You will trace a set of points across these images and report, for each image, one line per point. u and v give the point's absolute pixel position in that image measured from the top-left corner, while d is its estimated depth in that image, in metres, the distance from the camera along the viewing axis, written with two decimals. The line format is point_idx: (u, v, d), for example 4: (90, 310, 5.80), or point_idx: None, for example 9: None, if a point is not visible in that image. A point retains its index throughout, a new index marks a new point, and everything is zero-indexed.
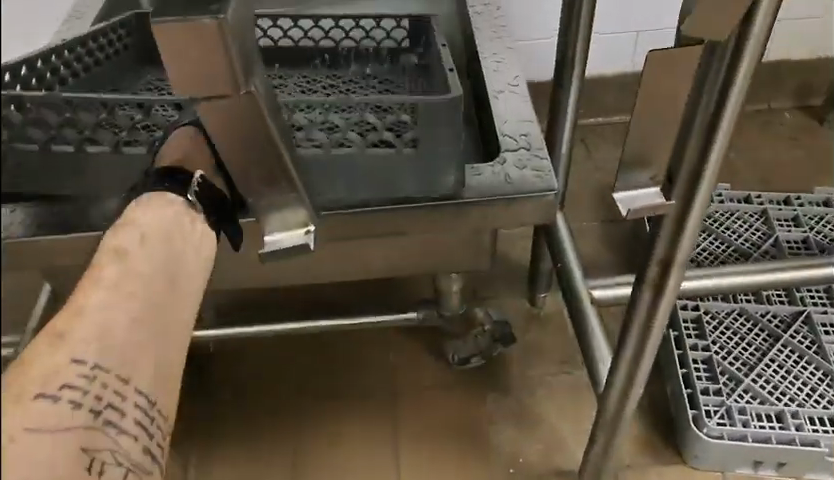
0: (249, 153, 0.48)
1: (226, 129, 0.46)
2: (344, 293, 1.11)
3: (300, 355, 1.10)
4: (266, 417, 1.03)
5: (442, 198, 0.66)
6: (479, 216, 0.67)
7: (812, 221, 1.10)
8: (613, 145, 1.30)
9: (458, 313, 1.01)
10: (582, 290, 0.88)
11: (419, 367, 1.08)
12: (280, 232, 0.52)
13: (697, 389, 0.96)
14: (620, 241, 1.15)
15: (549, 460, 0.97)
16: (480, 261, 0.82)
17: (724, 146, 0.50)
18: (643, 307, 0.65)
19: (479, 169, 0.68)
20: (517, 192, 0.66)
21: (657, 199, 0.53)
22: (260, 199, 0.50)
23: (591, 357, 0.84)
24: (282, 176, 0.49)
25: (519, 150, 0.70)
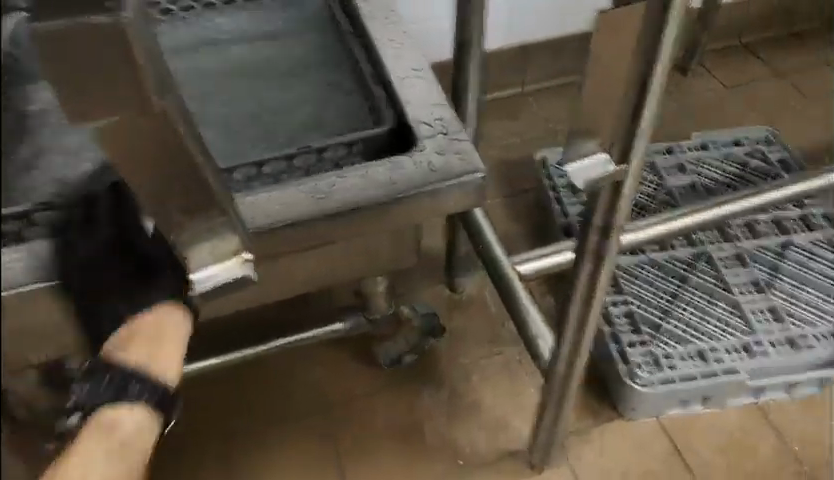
0: (163, 180, 0.42)
1: (131, 155, 0.40)
2: (275, 310, 1.05)
3: (217, 390, 1.00)
4: (193, 466, 0.94)
5: (368, 198, 0.61)
6: (408, 211, 0.62)
7: (695, 166, 1.18)
8: (502, 120, 1.31)
9: (385, 314, 0.97)
10: (509, 268, 0.85)
11: (348, 375, 1.02)
12: (213, 265, 0.47)
13: (625, 344, 0.98)
14: (526, 214, 1.16)
15: (495, 443, 0.95)
16: (406, 258, 0.78)
17: (658, 103, 0.49)
18: (584, 276, 0.64)
19: (400, 161, 0.63)
20: (443, 180, 0.62)
21: (608, 165, 0.52)
22: (183, 231, 0.45)
23: (529, 335, 0.82)
24: (205, 201, 0.44)
25: (438, 135, 0.66)
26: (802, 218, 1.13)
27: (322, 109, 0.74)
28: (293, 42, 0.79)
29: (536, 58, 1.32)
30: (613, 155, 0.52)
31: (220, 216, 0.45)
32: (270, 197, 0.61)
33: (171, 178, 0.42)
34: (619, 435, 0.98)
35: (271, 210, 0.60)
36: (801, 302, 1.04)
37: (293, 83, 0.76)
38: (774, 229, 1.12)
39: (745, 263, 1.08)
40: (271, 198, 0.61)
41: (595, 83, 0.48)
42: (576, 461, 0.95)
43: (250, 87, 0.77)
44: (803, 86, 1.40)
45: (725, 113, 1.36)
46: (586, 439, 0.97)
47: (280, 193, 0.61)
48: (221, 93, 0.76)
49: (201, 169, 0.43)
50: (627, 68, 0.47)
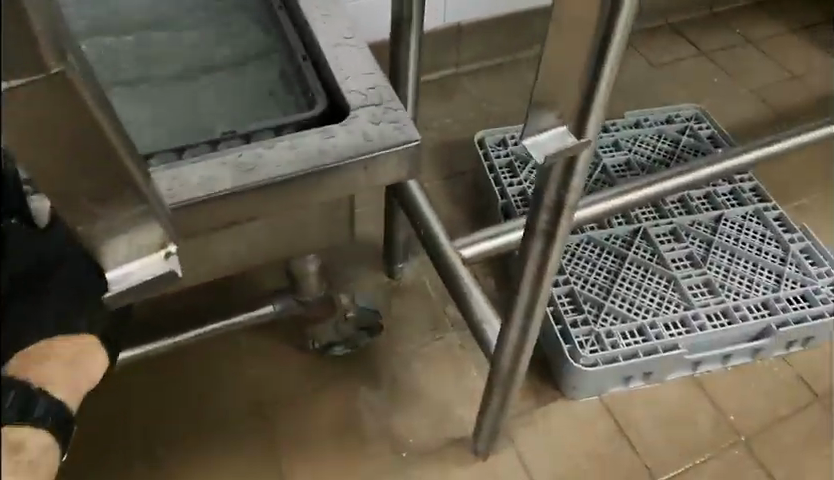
0: (82, 168, 0.36)
1: (37, 130, 0.34)
2: (202, 297, 0.98)
3: (141, 384, 0.94)
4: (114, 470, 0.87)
5: (297, 169, 0.55)
6: (344, 182, 0.57)
7: (630, 144, 1.19)
8: (439, 101, 1.27)
9: (318, 295, 0.92)
10: (449, 250, 0.82)
11: (284, 364, 0.97)
12: (129, 263, 0.41)
13: (567, 323, 0.97)
14: (465, 196, 1.14)
15: (439, 431, 0.93)
16: (340, 238, 0.73)
17: (619, 66, 0.45)
18: (533, 258, 0.61)
19: (330, 129, 0.58)
20: (380, 149, 0.56)
21: (568, 138, 0.49)
22: (94, 225, 0.39)
23: (474, 322, 0.78)
24: (125, 188, 0.38)
25: (370, 106, 0.60)
26: (731, 192, 1.17)
27: (257, 92, 0.67)
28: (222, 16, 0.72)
29: (472, 38, 1.29)
30: (572, 127, 0.48)
31: (141, 205, 0.40)
32: (191, 168, 0.55)
33: (86, 162, 0.36)
34: (562, 414, 0.97)
35: (190, 184, 0.54)
36: (734, 275, 1.05)
37: (219, 59, 0.69)
38: (705, 205, 1.14)
39: (680, 238, 1.09)
40: (192, 169, 0.55)
41: (555, 46, 0.44)
42: (520, 444, 0.94)
43: (172, 65, 0.68)
44: (729, 65, 1.43)
45: (657, 92, 1.37)
46: (529, 421, 0.96)
47: (204, 163, 0.55)
48: (135, 67, 0.68)
49: (122, 149, 0.37)
50: (589, 34, 0.43)
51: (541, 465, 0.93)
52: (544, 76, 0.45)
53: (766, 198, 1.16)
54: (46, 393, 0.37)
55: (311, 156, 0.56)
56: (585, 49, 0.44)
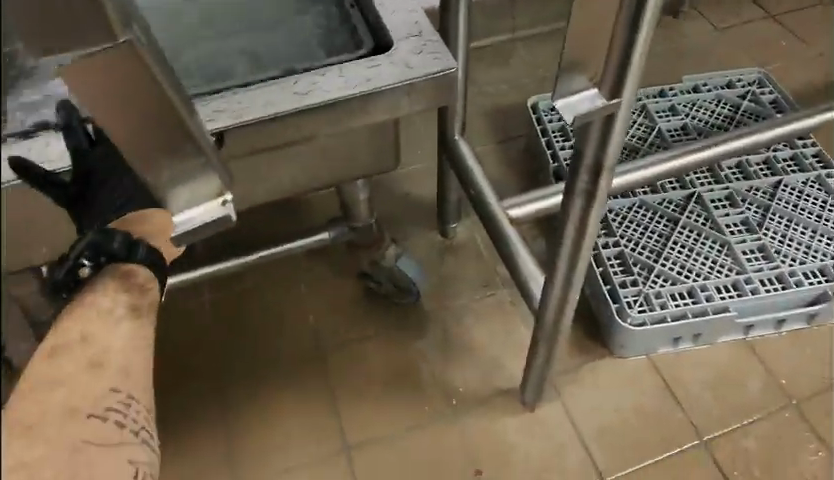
0: (142, 120, 0.39)
1: (101, 88, 0.36)
2: (254, 231, 1.02)
3: (205, 317, 1.01)
4: (178, 396, 0.93)
5: (347, 92, 0.61)
6: (391, 103, 0.63)
7: (688, 108, 1.19)
8: (492, 68, 1.29)
9: (369, 223, 0.94)
10: (497, 210, 0.85)
11: (336, 308, 1.02)
12: (190, 209, 0.43)
13: (616, 284, 0.99)
14: (518, 159, 1.17)
15: (489, 383, 0.97)
16: (384, 164, 0.75)
17: (651, 30, 0.48)
18: (575, 213, 0.64)
19: (374, 60, 0.64)
20: (422, 76, 0.62)
21: (597, 100, 0.51)
22: (159, 173, 0.42)
23: (521, 278, 0.81)
24: (182, 141, 0.41)
25: (411, 38, 0.66)
26: (793, 158, 1.15)
27: (309, 41, 0.74)
28: None
29: (527, 3, 1.30)
30: (603, 90, 0.51)
31: (200, 157, 0.42)
32: (245, 93, 0.59)
33: (152, 115, 0.39)
34: (608, 371, 1.00)
35: (240, 108, 0.58)
36: (791, 241, 1.04)
37: (273, 21, 0.76)
38: (764, 171, 1.13)
39: (736, 204, 1.08)
40: (249, 92, 0.60)
41: (589, 11, 0.46)
42: (566, 398, 0.98)
43: (229, 28, 0.76)
44: (799, 30, 1.39)
45: (717, 56, 1.35)
46: (576, 377, 1.00)
47: (261, 88, 0.60)
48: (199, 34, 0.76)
49: (178, 105, 0.40)
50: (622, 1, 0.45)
51: (587, 419, 0.96)
52: (577, 39, 0.48)
53: (829, 165, 1.13)
54: (145, 242, 0.58)
55: (359, 82, 0.62)
56: (618, 17, 0.46)
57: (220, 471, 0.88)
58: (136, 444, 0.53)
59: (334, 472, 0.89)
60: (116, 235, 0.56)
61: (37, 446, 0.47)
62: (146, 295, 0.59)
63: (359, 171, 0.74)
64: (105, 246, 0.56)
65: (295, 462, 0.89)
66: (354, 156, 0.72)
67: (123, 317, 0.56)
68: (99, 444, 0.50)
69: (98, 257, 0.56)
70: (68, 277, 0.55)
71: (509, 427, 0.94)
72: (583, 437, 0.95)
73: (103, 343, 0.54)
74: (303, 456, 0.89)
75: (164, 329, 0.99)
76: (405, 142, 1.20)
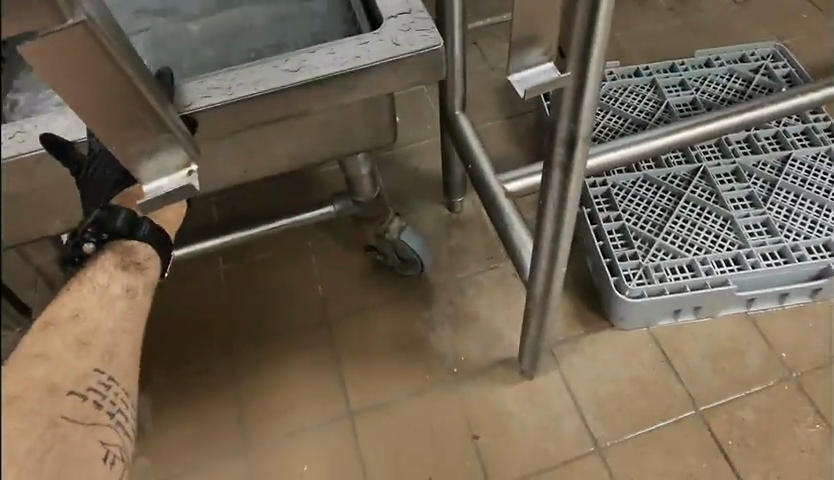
0: (107, 100, 0.43)
1: (67, 68, 0.40)
2: (265, 205, 1.06)
3: (218, 286, 1.06)
4: (192, 362, 0.99)
5: (335, 69, 0.65)
6: (379, 81, 0.66)
7: (697, 83, 1.18)
8: (503, 44, 1.31)
9: (372, 198, 0.96)
10: (494, 184, 0.88)
11: (342, 278, 1.06)
12: (162, 178, 0.48)
13: (615, 257, 1.01)
14: (525, 134, 1.19)
15: (490, 353, 0.98)
16: (381, 138, 0.80)
17: (610, 16, 0.49)
18: (555, 189, 0.67)
19: (365, 38, 0.67)
20: (409, 52, 0.66)
21: (553, 74, 0.54)
22: (128, 149, 0.45)
23: (514, 248, 0.84)
24: (142, 115, 0.45)
25: (401, 15, 0.69)
26: (803, 132, 1.14)
27: (307, 27, 0.79)
28: None
29: None
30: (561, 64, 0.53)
31: (164, 133, 0.46)
32: (236, 74, 0.64)
33: (120, 95, 0.43)
34: (607, 343, 1.01)
35: (233, 86, 0.63)
36: (797, 216, 1.04)
37: (273, 9, 0.81)
38: (773, 145, 1.13)
39: (742, 179, 1.09)
40: (241, 73, 0.64)
41: None
42: (566, 369, 0.99)
43: (230, 16, 0.81)
44: (821, 1, 1.36)
45: (735, 30, 1.33)
46: (576, 347, 1.01)
47: (253, 69, 0.64)
48: (203, 23, 0.82)
49: (139, 82, 0.43)
50: None
51: (586, 390, 0.97)
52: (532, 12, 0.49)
53: None
54: (148, 220, 0.66)
55: (349, 60, 0.65)
56: None
57: (232, 435, 0.93)
58: (109, 426, 0.59)
59: (337, 435, 0.92)
60: (120, 213, 0.64)
61: (18, 418, 0.53)
62: (143, 272, 0.66)
63: (354, 146, 0.78)
64: (109, 222, 0.63)
65: (298, 426, 0.93)
66: (349, 130, 0.76)
67: (118, 295, 0.64)
68: (76, 421, 0.57)
69: (103, 234, 0.63)
70: (75, 250, 0.64)
71: (507, 395, 0.95)
72: (581, 408, 0.95)
73: (93, 322, 0.61)
74: (308, 421, 0.93)
75: (179, 297, 1.05)
76: (414, 120, 1.24)
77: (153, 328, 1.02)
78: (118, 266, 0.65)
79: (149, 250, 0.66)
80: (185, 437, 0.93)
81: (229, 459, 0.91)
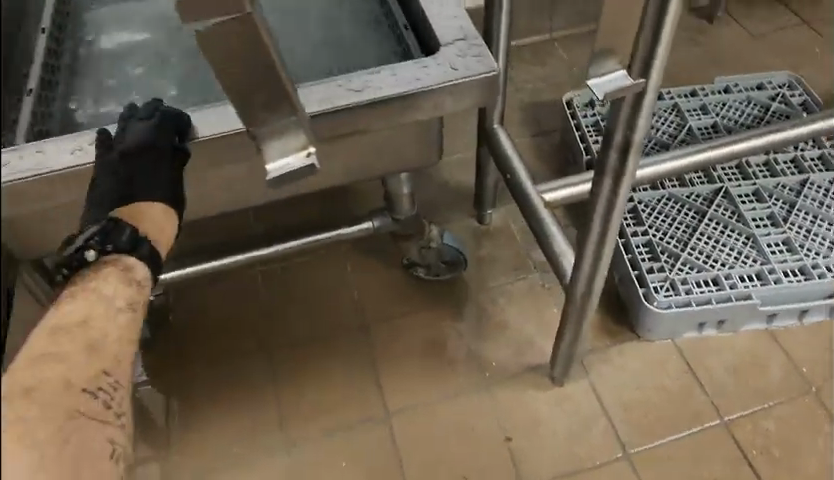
0: (251, 82, 0.46)
1: (227, 49, 0.43)
2: (306, 215, 1.10)
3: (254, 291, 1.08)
4: (230, 362, 1.01)
5: (397, 90, 0.67)
6: (434, 103, 0.69)
7: (718, 108, 1.24)
8: (529, 66, 1.37)
9: (411, 215, 0.98)
10: (533, 195, 0.92)
11: (376, 286, 1.08)
12: (283, 158, 0.48)
13: (643, 270, 1.05)
14: (551, 151, 1.24)
15: (521, 358, 1.01)
16: (427, 158, 0.81)
17: (673, 27, 0.55)
18: (604, 194, 0.71)
19: (424, 62, 0.70)
20: (465, 76, 0.69)
21: (625, 80, 0.58)
22: (259, 127, 0.48)
23: (553, 255, 0.87)
24: (277, 97, 0.47)
25: (458, 41, 0.73)
26: (820, 157, 1.19)
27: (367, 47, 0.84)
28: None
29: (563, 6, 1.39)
30: (629, 72, 0.58)
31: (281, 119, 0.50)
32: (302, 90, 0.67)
33: (260, 80, 0.46)
34: (634, 353, 1.04)
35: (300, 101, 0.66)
36: (816, 236, 1.08)
37: (333, 31, 0.86)
38: (791, 169, 1.18)
39: (762, 199, 1.13)
40: (308, 91, 0.67)
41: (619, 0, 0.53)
42: (594, 376, 1.01)
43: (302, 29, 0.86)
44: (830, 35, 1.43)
45: (751, 59, 1.39)
46: (603, 357, 1.04)
47: (318, 87, 0.67)
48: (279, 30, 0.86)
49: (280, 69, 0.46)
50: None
51: (614, 397, 0.99)
52: (606, 25, 0.54)
53: None
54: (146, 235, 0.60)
55: (412, 77, 0.69)
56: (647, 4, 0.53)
57: (270, 433, 0.94)
58: (116, 425, 0.51)
59: (372, 435, 0.94)
60: (125, 227, 0.59)
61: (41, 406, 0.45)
62: (141, 291, 0.58)
63: (405, 163, 0.80)
64: (113, 233, 0.59)
65: (334, 425, 0.95)
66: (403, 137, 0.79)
67: (121, 307, 0.55)
68: (90, 417, 0.48)
69: (107, 244, 0.58)
70: (75, 255, 0.58)
71: (536, 399, 0.98)
72: (609, 414, 0.98)
73: (100, 328, 0.52)
74: (344, 418, 0.95)
75: (216, 300, 1.08)
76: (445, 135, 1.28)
77: (191, 329, 1.04)
78: (122, 276, 0.58)
79: (147, 273, 0.60)
80: (225, 431, 0.95)
81: (266, 454, 0.93)
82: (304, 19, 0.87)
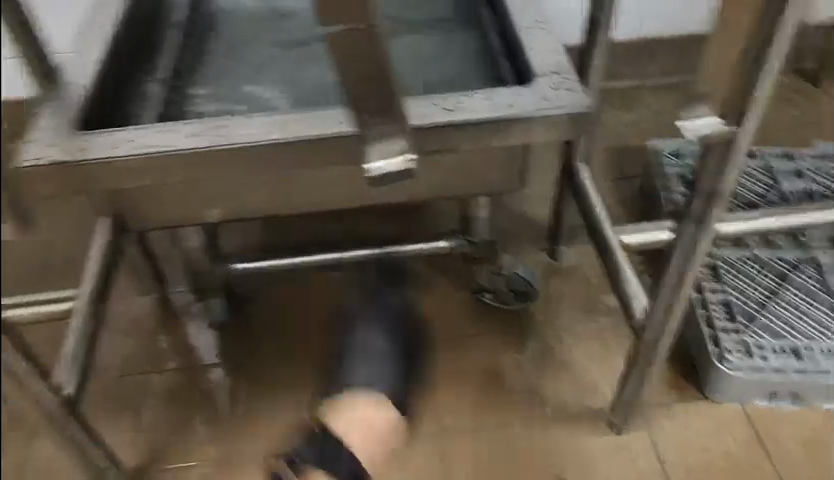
0: (362, 87, 0.48)
1: (343, 56, 0.46)
2: (381, 228, 1.12)
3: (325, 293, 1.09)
4: (284, 360, 1.00)
5: (490, 114, 0.69)
6: (525, 130, 0.70)
7: (814, 173, 1.19)
8: (619, 110, 1.37)
9: (485, 240, 1.00)
10: (611, 234, 0.89)
11: (441, 307, 1.09)
12: (381, 161, 0.51)
13: (718, 328, 1.01)
14: (634, 197, 1.22)
15: (580, 400, 0.99)
16: (510, 183, 0.81)
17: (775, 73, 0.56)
18: (687, 239, 0.69)
19: (518, 91, 0.72)
20: (557, 107, 0.70)
21: (716, 126, 0.59)
22: (366, 131, 0.50)
23: (626, 297, 0.83)
24: (384, 103, 0.49)
25: (553, 74, 0.75)
26: None
27: (467, 68, 0.86)
28: (434, 19, 0.93)
29: (660, 54, 1.39)
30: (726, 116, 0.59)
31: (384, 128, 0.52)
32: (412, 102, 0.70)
33: (369, 87, 0.48)
34: (699, 413, 1.00)
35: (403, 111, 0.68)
36: None
37: (435, 49, 0.89)
38: None
39: None
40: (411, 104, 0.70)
41: None
42: (655, 431, 0.98)
43: (416, 43, 0.90)
44: None
45: None
46: (666, 412, 1.00)
47: (414, 102, 0.70)
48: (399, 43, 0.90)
49: (391, 78, 0.48)
50: None
51: (674, 455, 0.95)
52: None
53: None
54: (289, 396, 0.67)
55: (505, 102, 0.70)
56: None
57: None
58: None
59: (421, 456, 0.94)
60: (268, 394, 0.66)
61: None
62: None
63: (487, 187, 0.81)
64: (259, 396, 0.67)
65: None
66: None
67: None
68: None
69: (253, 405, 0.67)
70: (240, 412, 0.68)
71: (592, 445, 0.95)
72: (667, 472, 0.94)
73: None
74: None
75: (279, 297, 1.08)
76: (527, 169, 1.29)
77: (253, 320, 1.05)
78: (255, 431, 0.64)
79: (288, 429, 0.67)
80: (271, 427, 0.94)
81: None
82: (406, 36, 0.91)
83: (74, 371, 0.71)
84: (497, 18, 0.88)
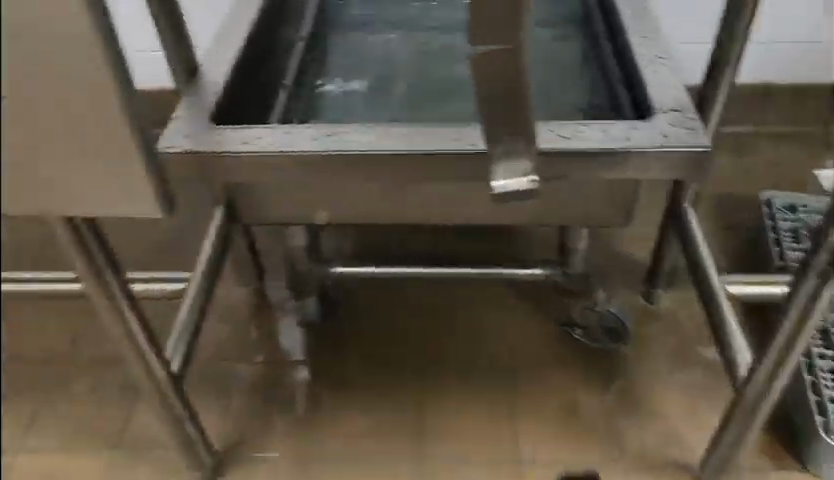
0: None
1: None
2: (474, 249, 1.11)
3: (413, 307, 1.09)
4: (368, 368, 1.02)
5: (606, 146, 0.68)
6: (642, 164, 0.69)
7: None
8: (731, 155, 1.32)
9: (580, 273, 0.97)
10: (717, 283, 0.85)
11: (526, 333, 1.06)
12: (505, 179, 0.55)
13: (826, 396, 0.93)
14: (741, 247, 1.16)
15: (667, 451, 0.93)
16: (616, 216, 0.79)
17: None
18: (808, 293, 0.65)
19: (636, 125, 0.71)
20: (676, 145, 0.68)
21: None
22: None
23: (729, 351, 0.79)
24: None
25: (674, 112, 0.73)
26: None
27: (586, 98, 0.86)
28: (552, 47, 0.93)
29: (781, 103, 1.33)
30: None
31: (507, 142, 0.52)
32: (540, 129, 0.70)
33: None
34: None
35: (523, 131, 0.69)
36: None
37: (552, 76, 0.89)
38: None
39: None
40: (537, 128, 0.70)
41: None
42: None
43: (546, 67, 0.90)
44: None
45: None
46: None
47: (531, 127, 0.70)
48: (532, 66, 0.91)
49: None
50: None
51: None
52: None
53: None
54: None
55: (622, 136, 0.69)
56: None
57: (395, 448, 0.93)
58: None
59: None
60: None
61: None
62: None
63: (593, 217, 0.79)
64: None
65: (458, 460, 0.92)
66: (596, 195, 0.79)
67: None
68: None
69: None
70: None
71: None
72: None
73: None
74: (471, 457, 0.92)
75: (367, 305, 1.10)
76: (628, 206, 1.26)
77: (339, 326, 1.07)
78: None
79: None
80: (350, 433, 0.95)
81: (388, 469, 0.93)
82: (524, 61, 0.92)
83: (182, 340, 0.78)
84: (617, 51, 0.87)
